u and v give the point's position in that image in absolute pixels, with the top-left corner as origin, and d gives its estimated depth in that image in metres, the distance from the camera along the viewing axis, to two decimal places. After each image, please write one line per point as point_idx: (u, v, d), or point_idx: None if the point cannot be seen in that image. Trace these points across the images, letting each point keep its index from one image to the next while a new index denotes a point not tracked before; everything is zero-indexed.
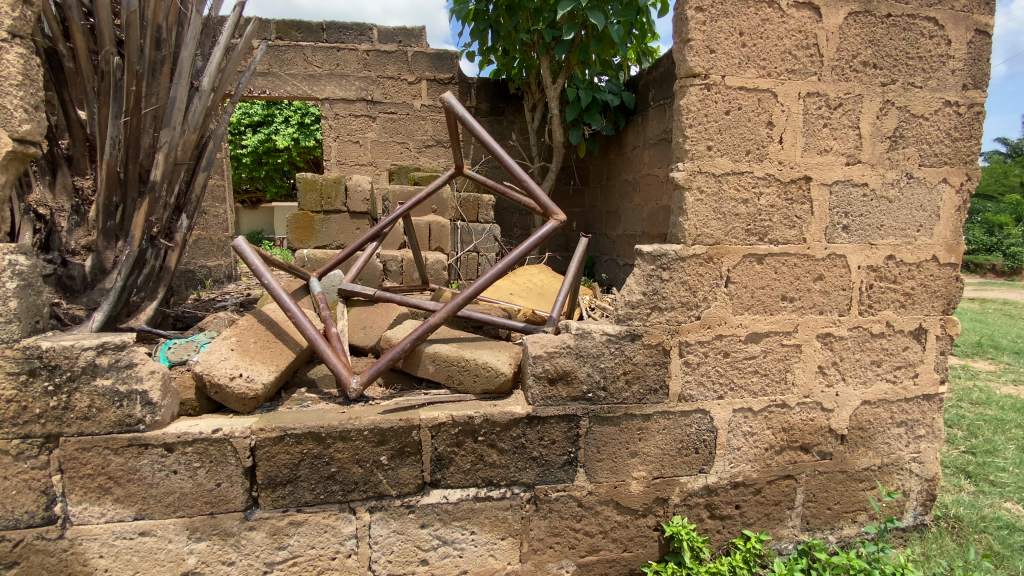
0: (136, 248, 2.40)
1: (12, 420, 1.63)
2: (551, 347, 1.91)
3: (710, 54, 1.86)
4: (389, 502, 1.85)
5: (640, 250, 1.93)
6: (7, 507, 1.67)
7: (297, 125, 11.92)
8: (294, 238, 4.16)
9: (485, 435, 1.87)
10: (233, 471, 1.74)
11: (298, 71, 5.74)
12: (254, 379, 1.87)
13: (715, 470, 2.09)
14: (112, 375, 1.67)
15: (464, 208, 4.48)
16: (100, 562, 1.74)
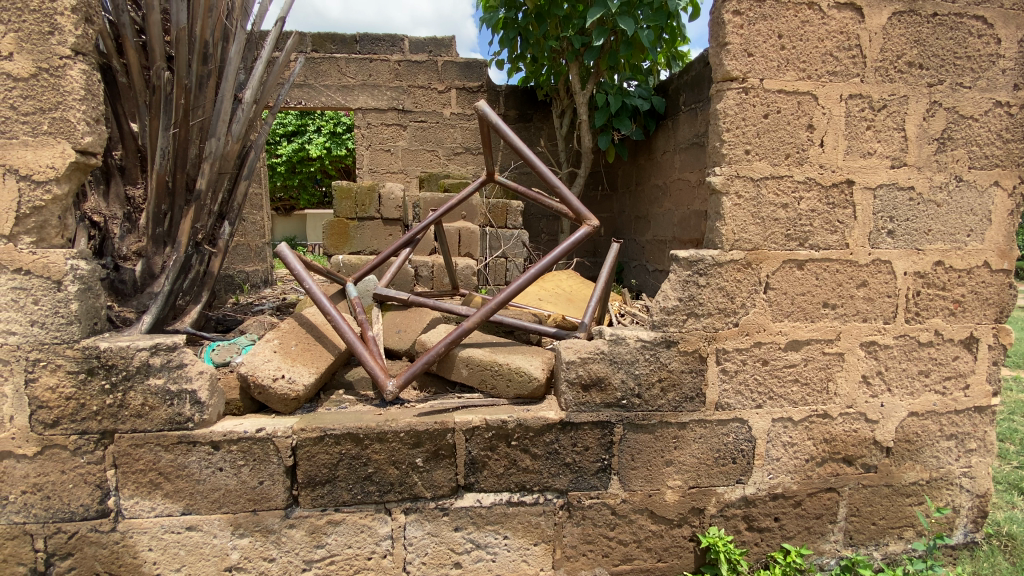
0: (184, 253, 2.50)
1: (72, 416, 1.72)
2: (585, 353, 1.90)
3: (748, 57, 1.84)
4: (424, 504, 1.87)
5: (676, 256, 1.91)
6: (65, 499, 1.76)
7: (329, 135, 12.24)
8: (329, 244, 4.26)
9: (518, 440, 1.88)
10: (275, 469, 1.79)
11: (333, 83, 5.90)
12: (296, 380, 1.92)
13: (753, 481, 2.04)
14: (163, 375, 1.75)
15: (494, 214, 4.49)
16: (149, 555, 1.81)
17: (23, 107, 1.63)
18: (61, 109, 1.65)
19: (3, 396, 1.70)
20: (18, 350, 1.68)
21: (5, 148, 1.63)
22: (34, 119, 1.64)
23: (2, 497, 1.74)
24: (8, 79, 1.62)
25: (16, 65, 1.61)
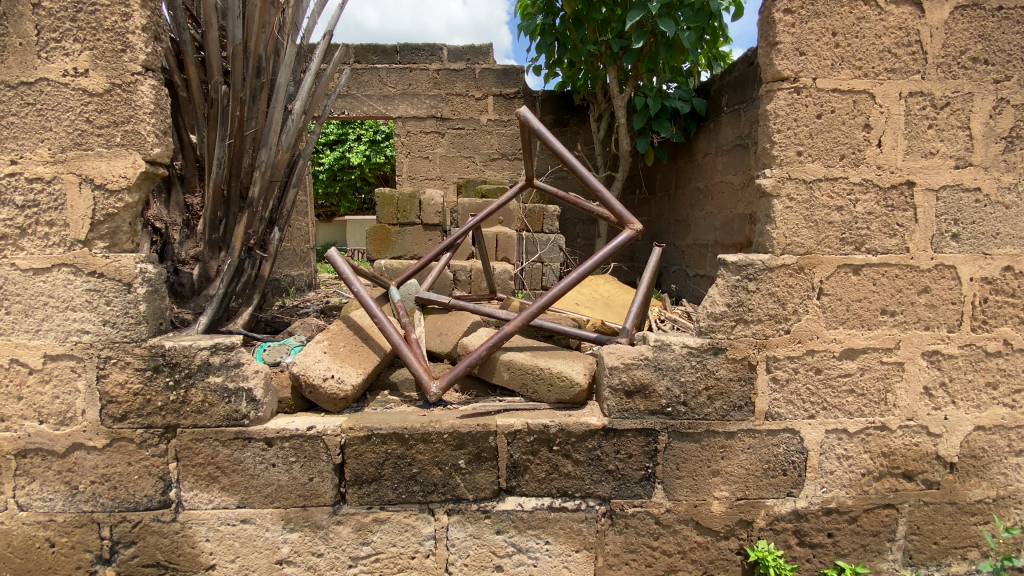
0: (237, 258, 2.62)
1: (138, 411, 1.83)
2: (628, 358, 1.88)
3: (800, 56, 1.79)
4: (466, 506, 1.89)
5: (724, 260, 1.87)
6: (131, 489, 1.86)
7: (369, 143, 12.59)
8: (372, 249, 4.38)
9: (560, 445, 1.87)
10: (324, 466, 1.85)
11: (374, 92, 6.08)
12: (345, 380, 1.98)
13: (805, 494, 1.96)
14: (222, 373, 1.83)
15: (530, 219, 4.50)
16: (206, 545, 1.89)
17: (98, 120, 1.75)
18: (133, 122, 1.76)
19: (77, 391, 1.81)
20: (91, 348, 1.79)
21: (82, 159, 1.75)
22: (108, 132, 1.76)
23: (73, 486, 1.86)
24: (85, 95, 1.74)
25: (92, 81, 1.74)
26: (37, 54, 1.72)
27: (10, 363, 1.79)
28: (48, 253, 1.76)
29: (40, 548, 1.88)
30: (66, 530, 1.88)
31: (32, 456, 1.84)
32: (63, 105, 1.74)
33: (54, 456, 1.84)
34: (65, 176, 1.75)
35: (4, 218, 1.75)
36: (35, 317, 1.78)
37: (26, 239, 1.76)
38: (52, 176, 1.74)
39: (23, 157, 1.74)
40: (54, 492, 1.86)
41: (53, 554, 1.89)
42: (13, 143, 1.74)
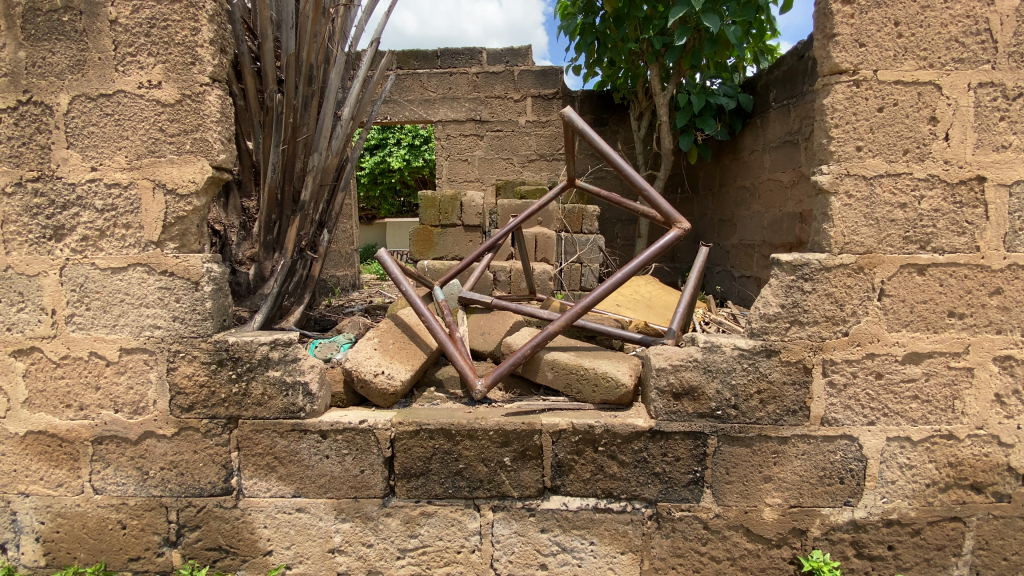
0: (290, 258, 2.73)
1: (204, 402, 1.94)
2: (676, 360, 1.85)
3: (860, 48, 1.72)
4: (511, 503, 1.91)
5: (777, 259, 1.82)
6: (197, 476, 1.97)
7: (408, 147, 12.85)
8: (415, 250, 4.48)
9: (606, 446, 1.86)
10: (375, 459, 1.91)
11: (416, 97, 6.22)
12: (394, 376, 2.05)
13: (864, 504, 1.88)
14: (280, 367, 1.92)
15: (570, 219, 4.50)
16: (264, 532, 1.98)
17: (170, 129, 1.87)
18: (201, 131, 1.87)
19: (149, 382, 1.94)
20: (162, 342, 1.91)
21: (155, 165, 1.87)
22: (179, 140, 1.87)
23: (144, 472, 1.99)
24: (158, 106, 1.86)
25: (164, 93, 1.86)
26: (115, 67, 1.85)
27: (90, 355, 1.94)
28: (124, 253, 1.89)
29: (112, 529, 2.02)
30: (136, 513, 2.01)
31: (108, 443, 1.98)
32: (138, 115, 1.87)
33: (128, 443, 1.97)
34: (141, 182, 1.88)
35: (86, 221, 1.89)
36: (113, 313, 1.91)
37: (105, 240, 1.90)
38: (129, 182, 1.88)
39: (102, 164, 1.88)
40: (127, 477, 1.99)
41: (125, 535, 2.02)
42: (94, 152, 1.88)
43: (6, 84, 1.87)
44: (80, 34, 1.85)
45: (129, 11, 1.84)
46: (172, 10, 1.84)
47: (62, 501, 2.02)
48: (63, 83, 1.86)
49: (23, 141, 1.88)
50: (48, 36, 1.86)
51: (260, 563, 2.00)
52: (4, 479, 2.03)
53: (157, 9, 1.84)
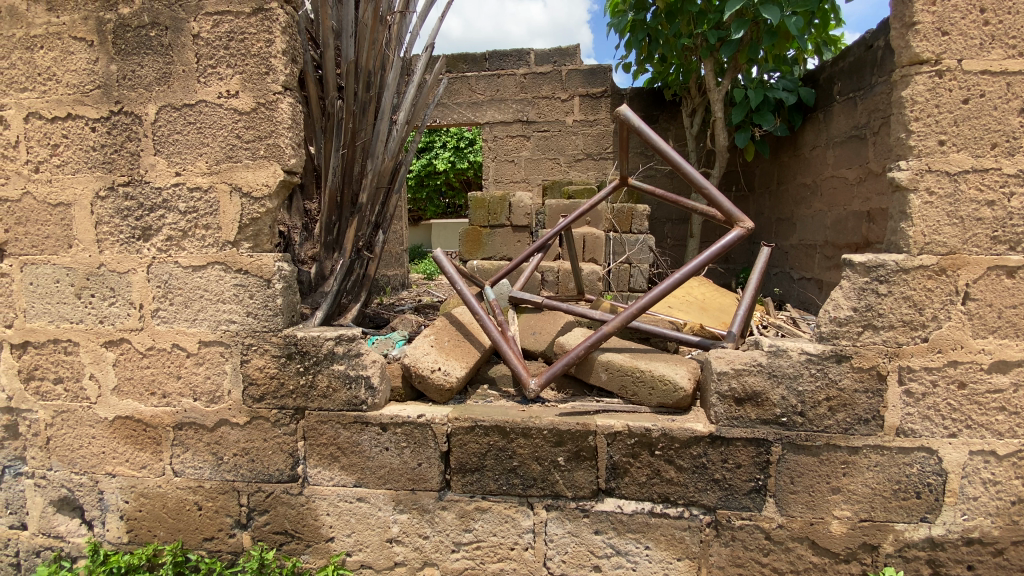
0: (349, 258, 2.82)
1: (274, 393, 2.05)
2: (739, 364, 1.80)
3: (942, 37, 1.62)
4: (565, 503, 1.91)
5: (850, 261, 1.73)
6: (266, 463, 2.09)
7: (454, 149, 13.06)
8: (464, 250, 4.58)
9: (663, 450, 1.83)
10: (432, 453, 1.97)
11: (464, 100, 6.37)
12: (451, 373, 2.10)
13: (942, 521, 1.77)
14: (344, 362, 2.01)
15: (619, 219, 4.46)
16: (327, 519, 2.08)
17: (246, 136, 1.99)
18: (274, 137, 1.98)
19: (225, 372, 2.07)
20: (237, 335, 2.04)
21: (233, 170, 2.00)
22: (254, 145, 1.99)
23: (219, 457, 2.12)
24: (236, 114, 1.98)
25: (241, 101, 1.98)
26: (197, 79, 1.99)
27: (173, 347, 2.09)
28: (204, 252, 2.03)
29: (190, 510, 2.17)
30: (211, 496, 2.14)
31: (187, 429, 2.12)
32: (218, 123, 2.00)
33: (204, 429, 2.11)
34: (219, 186, 2.01)
35: (170, 222, 2.04)
36: (193, 308, 2.06)
37: (187, 240, 2.04)
38: (209, 186, 2.01)
39: (185, 169, 2.02)
40: (203, 461, 2.13)
41: (200, 516, 2.17)
42: (177, 158, 2.02)
43: (101, 96, 2.04)
44: (166, 48, 2.00)
45: (210, 25, 1.96)
46: (248, 23, 1.95)
47: (145, 482, 2.19)
48: (152, 95, 2.02)
49: (115, 149, 2.05)
50: (137, 51, 2.01)
51: (323, 548, 2.10)
52: (94, 460, 2.22)
53: (236, 23, 1.95)
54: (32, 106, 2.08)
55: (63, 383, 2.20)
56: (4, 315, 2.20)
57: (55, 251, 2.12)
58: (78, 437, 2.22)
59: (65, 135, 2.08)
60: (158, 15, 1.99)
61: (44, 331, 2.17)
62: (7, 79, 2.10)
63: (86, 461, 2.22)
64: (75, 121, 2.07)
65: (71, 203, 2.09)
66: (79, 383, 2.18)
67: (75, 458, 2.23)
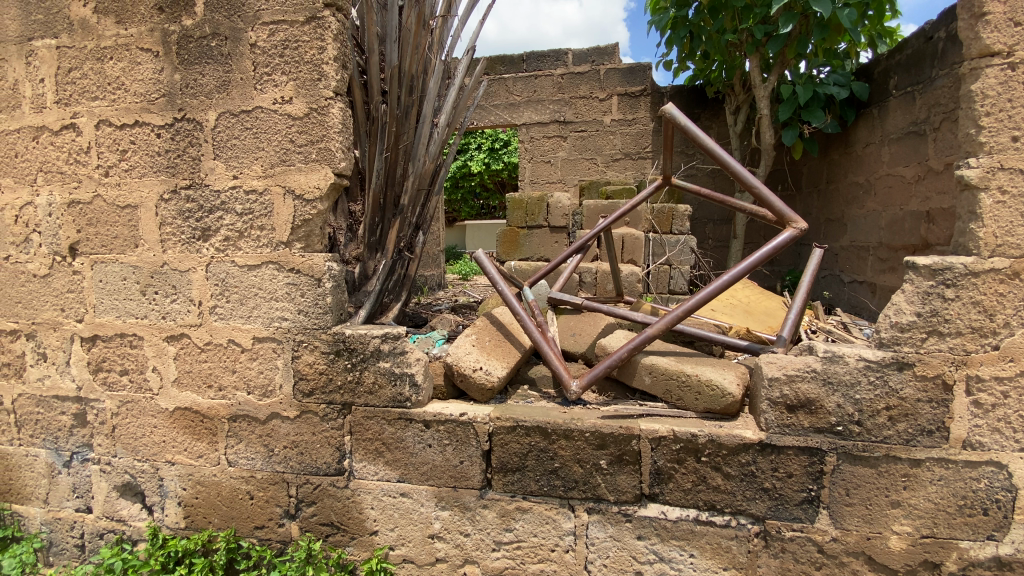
0: (391, 259, 2.86)
1: (322, 388, 2.12)
2: (791, 370, 1.74)
3: (1016, 27, 1.53)
4: (607, 507, 1.90)
5: (913, 264, 1.65)
6: (315, 456, 2.16)
7: (488, 151, 13.17)
8: (502, 251, 4.62)
9: (709, 456, 1.79)
10: (473, 451, 1.99)
11: (502, 101, 6.44)
12: (492, 372, 2.12)
13: (1012, 540, 1.67)
14: (390, 359, 2.06)
15: (659, 219, 4.39)
16: (371, 512, 2.13)
17: (299, 140, 2.06)
18: (325, 141, 2.05)
19: (276, 367, 2.15)
20: (289, 332, 2.12)
21: (287, 173, 2.08)
22: (307, 149, 2.06)
23: (270, 449, 2.20)
24: (290, 119, 2.06)
25: (295, 107, 2.05)
26: (254, 86, 2.08)
27: (229, 342, 2.19)
28: (259, 252, 2.12)
29: (242, 499, 2.26)
30: (262, 486, 2.23)
31: (240, 421, 2.22)
32: (273, 128, 2.08)
33: (257, 422, 2.20)
34: (274, 189, 2.09)
35: (228, 223, 2.14)
36: (248, 305, 2.15)
37: (243, 240, 2.14)
38: (264, 189, 2.10)
39: (242, 173, 2.11)
40: (255, 453, 2.22)
41: (252, 505, 2.26)
42: (235, 162, 2.12)
43: (165, 104, 2.16)
44: (226, 57, 2.09)
45: (266, 34, 2.05)
46: (302, 32, 2.02)
47: (201, 471, 2.29)
48: (212, 102, 2.12)
49: (179, 154, 2.17)
50: (199, 60, 2.12)
51: (367, 541, 2.15)
52: (155, 448, 2.35)
53: (290, 32, 2.03)
54: (102, 114, 2.22)
55: (128, 375, 2.34)
56: (76, 309, 2.35)
57: (123, 250, 2.26)
58: (141, 426, 2.35)
59: (132, 141, 2.21)
60: (218, 26, 2.09)
61: (112, 325, 2.31)
62: (80, 88, 2.25)
63: (148, 449, 2.35)
64: (142, 127, 2.19)
65: (137, 205, 2.22)
66: (142, 375, 2.31)
67: (138, 446, 2.37)
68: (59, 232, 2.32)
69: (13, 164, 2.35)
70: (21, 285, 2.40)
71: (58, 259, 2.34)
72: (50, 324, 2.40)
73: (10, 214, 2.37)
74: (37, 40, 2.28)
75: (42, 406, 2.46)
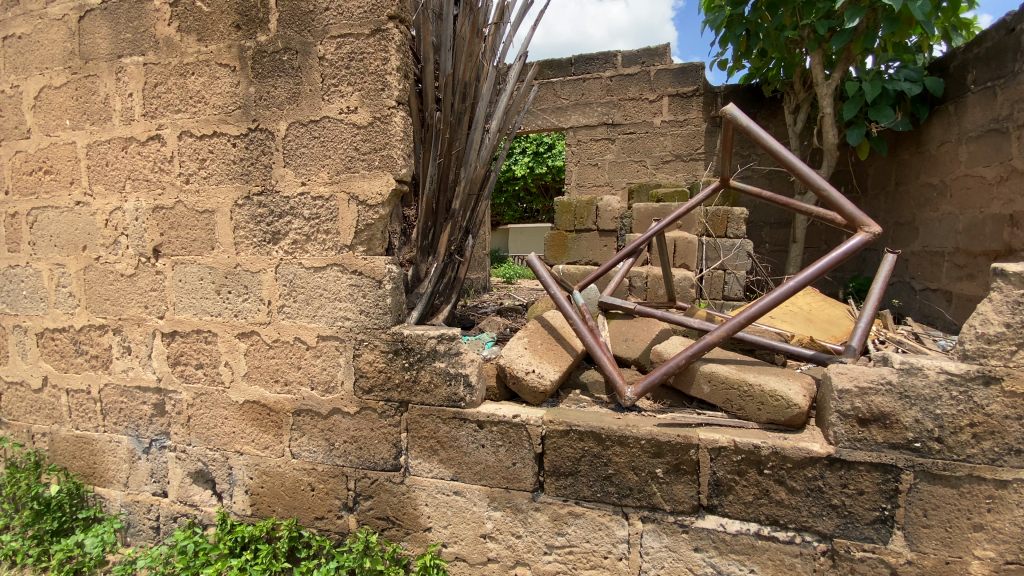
0: (442, 262, 2.86)
1: (381, 386, 2.19)
2: (864, 382, 1.66)
3: None
4: (662, 516, 1.87)
5: (1001, 271, 1.55)
6: (373, 452, 2.24)
7: (533, 155, 13.20)
8: (550, 255, 4.63)
9: (772, 469, 1.73)
10: (526, 454, 2.01)
11: (549, 105, 6.46)
12: (545, 375, 2.13)
13: None
14: (445, 359, 2.11)
15: (713, 222, 4.28)
16: (425, 509, 2.18)
17: (363, 148, 2.15)
18: (388, 149, 2.13)
19: (339, 365, 2.25)
20: (351, 331, 2.21)
21: (351, 180, 2.17)
22: (370, 157, 2.15)
23: (331, 443, 2.30)
24: (355, 128, 2.15)
25: (360, 116, 2.14)
26: (322, 97, 2.18)
27: (295, 340, 2.30)
28: (325, 255, 2.22)
29: (304, 490, 2.37)
30: (323, 478, 2.33)
31: (304, 415, 2.33)
32: (339, 137, 2.18)
33: (319, 416, 2.30)
34: (339, 195, 2.19)
35: (296, 227, 2.26)
36: (313, 305, 2.26)
37: (310, 244, 2.25)
38: (330, 195, 2.20)
39: (310, 179, 2.22)
40: (317, 446, 2.32)
41: (313, 496, 2.36)
42: (303, 169, 2.23)
43: (241, 115, 2.30)
44: (296, 70, 2.21)
45: (334, 48, 2.15)
46: (367, 44, 2.11)
47: (267, 461, 2.42)
48: (284, 112, 2.24)
49: (252, 162, 2.30)
50: (272, 73, 2.25)
51: (421, 537, 2.21)
52: (225, 438, 2.50)
53: (356, 44, 2.12)
54: (184, 126, 2.40)
55: (202, 368, 2.50)
56: (158, 307, 2.54)
57: (200, 252, 2.42)
58: (213, 417, 2.50)
59: (211, 150, 2.36)
60: (289, 41, 2.21)
61: (189, 322, 2.49)
62: (165, 102, 2.43)
63: (219, 439, 2.51)
64: (220, 137, 2.35)
65: (214, 210, 2.37)
66: (216, 369, 2.47)
67: (211, 436, 2.52)
68: (145, 235, 2.51)
69: (105, 172, 2.57)
70: (110, 283, 2.62)
71: (144, 260, 2.53)
72: (135, 320, 2.60)
73: (101, 219, 2.59)
74: (126, 57, 2.49)
75: (125, 396, 2.67)
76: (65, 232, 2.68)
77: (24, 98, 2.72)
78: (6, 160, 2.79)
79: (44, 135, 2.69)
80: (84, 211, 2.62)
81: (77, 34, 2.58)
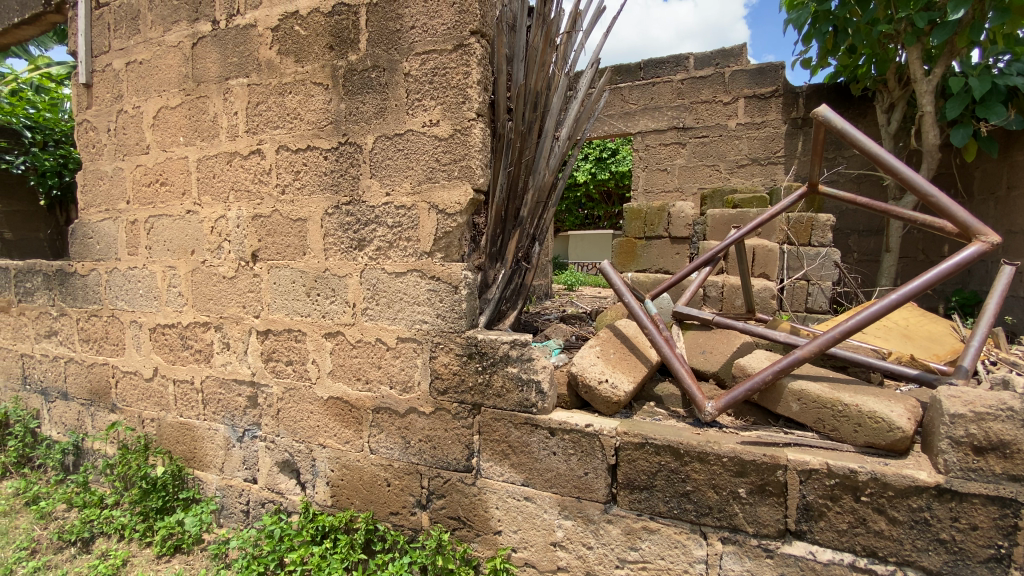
0: (509, 268, 2.87)
1: (456, 388, 2.26)
2: (981, 407, 1.51)
3: None
4: (744, 538, 1.79)
5: None
6: (446, 452, 2.31)
7: (595, 160, 13.12)
8: (618, 262, 4.59)
9: (870, 496, 1.62)
10: (599, 464, 1.99)
11: (618, 111, 6.40)
12: (618, 386, 2.11)
13: None
14: (518, 365, 2.14)
15: (795, 230, 4.05)
16: (496, 512, 2.22)
17: (444, 159, 2.24)
18: (467, 159, 2.20)
19: (416, 366, 2.34)
20: (428, 334, 2.30)
21: (432, 190, 2.27)
22: (450, 168, 2.23)
23: (406, 441, 2.39)
24: (437, 140, 2.24)
25: (441, 129, 2.23)
26: (406, 112, 2.30)
27: (376, 341, 2.42)
28: (406, 261, 2.34)
29: (380, 485, 2.48)
30: (399, 475, 2.43)
31: (383, 413, 2.44)
32: (421, 149, 2.28)
33: (396, 415, 2.41)
34: (420, 205, 2.29)
35: (380, 235, 2.38)
36: (394, 308, 2.37)
37: (392, 250, 2.37)
38: (411, 205, 2.31)
39: (393, 190, 2.34)
40: (393, 444, 2.43)
41: (388, 491, 2.47)
42: (388, 180, 2.35)
43: (332, 130, 2.47)
44: (383, 86, 2.34)
45: (419, 64, 2.26)
46: (450, 59, 2.20)
47: (347, 455, 2.56)
48: (371, 126, 2.37)
49: (341, 173, 2.46)
50: (361, 90, 2.39)
51: (491, 540, 2.24)
52: (310, 431, 2.66)
53: (440, 60, 2.22)
54: (282, 140, 2.60)
55: (292, 365, 2.68)
56: (255, 307, 2.76)
57: (293, 257, 2.61)
58: (300, 411, 2.68)
59: (305, 163, 2.54)
60: (378, 59, 2.35)
61: (282, 321, 2.68)
62: (265, 119, 2.65)
63: (305, 432, 2.68)
64: (313, 151, 2.52)
65: (306, 218, 2.55)
66: (304, 366, 2.64)
67: (297, 428, 2.70)
68: (244, 241, 2.74)
69: (212, 183, 2.83)
70: (213, 284, 2.87)
71: (243, 264, 2.76)
72: (234, 318, 2.83)
73: (208, 226, 2.86)
74: (233, 79, 2.74)
75: (223, 387, 2.92)
76: (177, 237, 2.98)
77: (144, 117, 3.06)
78: (128, 173, 3.15)
79: (160, 151, 3.00)
80: (193, 218, 2.90)
81: (190, 59, 2.87)
